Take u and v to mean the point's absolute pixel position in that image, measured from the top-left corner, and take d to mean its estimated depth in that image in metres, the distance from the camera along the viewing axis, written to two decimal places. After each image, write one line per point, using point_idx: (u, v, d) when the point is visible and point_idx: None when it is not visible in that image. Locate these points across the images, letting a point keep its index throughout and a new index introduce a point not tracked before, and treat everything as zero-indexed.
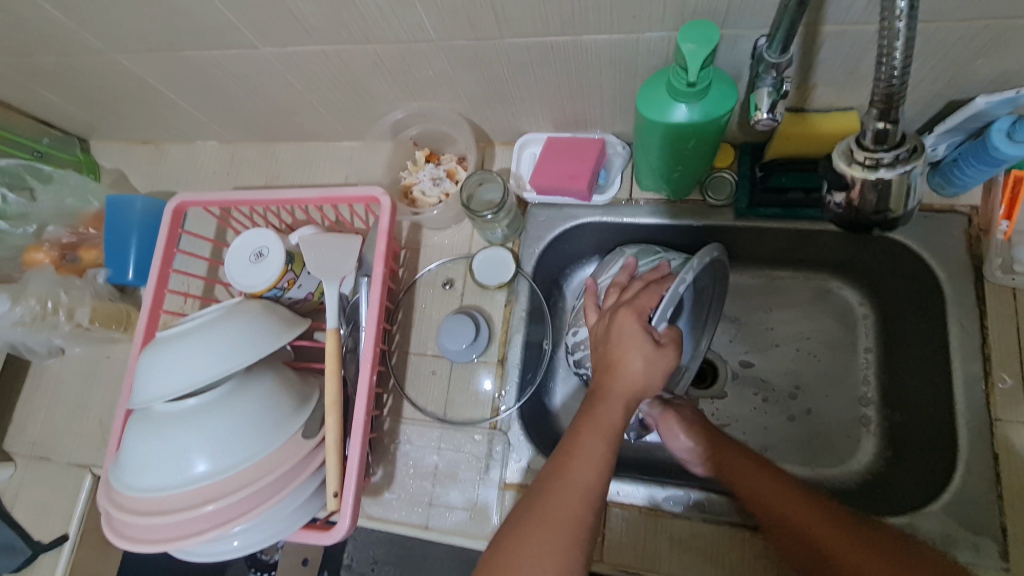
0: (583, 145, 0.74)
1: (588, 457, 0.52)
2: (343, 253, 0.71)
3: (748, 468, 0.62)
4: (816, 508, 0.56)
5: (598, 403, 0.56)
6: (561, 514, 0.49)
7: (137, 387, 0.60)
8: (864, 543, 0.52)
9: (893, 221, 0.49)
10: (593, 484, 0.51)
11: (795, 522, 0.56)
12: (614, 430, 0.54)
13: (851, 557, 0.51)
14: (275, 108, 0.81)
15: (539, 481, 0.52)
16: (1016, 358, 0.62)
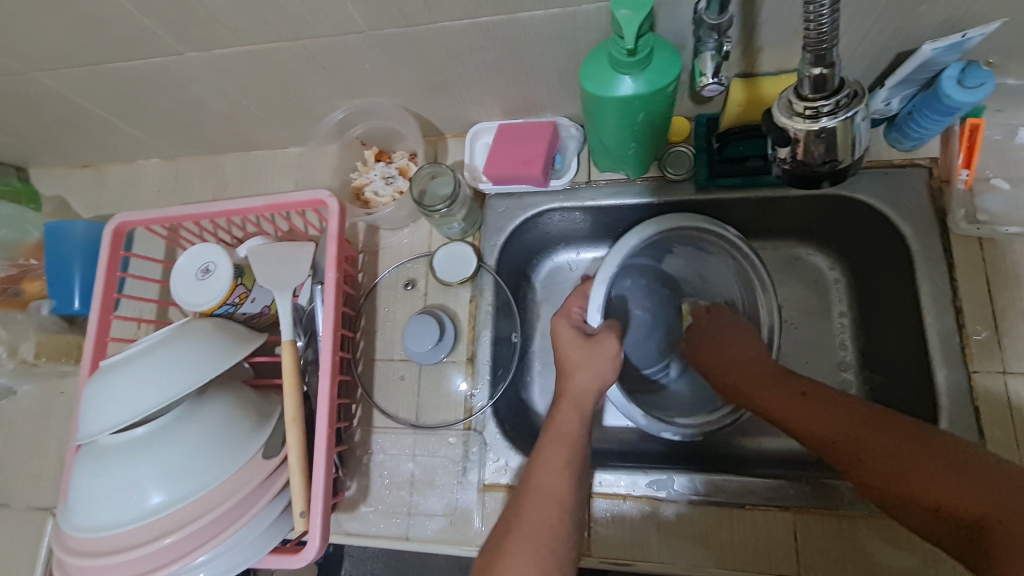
0: (534, 130, 0.72)
1: (552, 467, 0.53)
2: (293, 262, 0.68)
3: (783, 398, 0.59)
4: (874, 426, 0.51)
5: (555, 415, 0.58)
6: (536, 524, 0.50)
7: (81, 421, 0.57)
8: (924, 453, 0.47)
9: (844, 170, 0.48)
10: (562, 490, 0.52)
11: (844, 441, 0.52)
12: (575, 439, 0.56)
13: (911, 479, 0.47)
14: (214, 118, 0.78)
15: (514, 495, 0.53)
16: (988, 308, 0.61)
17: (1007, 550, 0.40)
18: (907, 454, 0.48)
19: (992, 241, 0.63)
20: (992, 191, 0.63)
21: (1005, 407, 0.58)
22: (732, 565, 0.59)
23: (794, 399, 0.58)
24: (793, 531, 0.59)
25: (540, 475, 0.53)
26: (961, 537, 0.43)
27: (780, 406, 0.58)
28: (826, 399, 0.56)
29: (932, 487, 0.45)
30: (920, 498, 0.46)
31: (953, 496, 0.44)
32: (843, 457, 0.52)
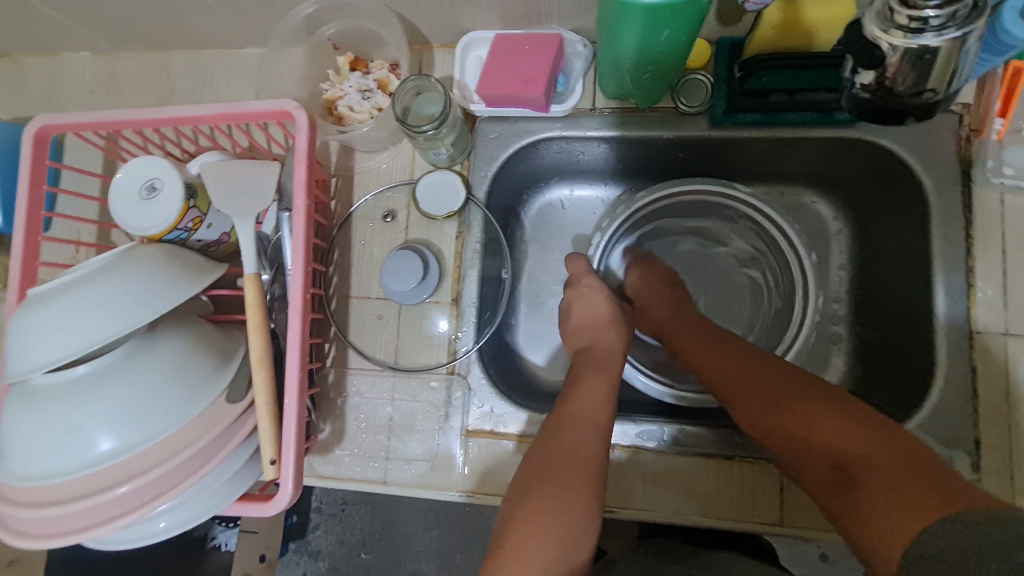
0: (537, 43, 0.62)
1: (575, 437, 0.52)
2: (254, 184, 0.59)
3: (708, 352, 0.60)
4: (778, 404, 0.51)
5: (573, 392, 0.57)
6: (562, 485, 0.49)
7: (9, 357, 0.49)
8: (827, 417, 0.48)
9: (932, 105, 0.48)
10: (586, 457, 0.51)
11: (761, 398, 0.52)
12: (596, 419, 0.54)
13: (799, 421, 0.49)
14: (152, 3, 0.65)
15: (532, 462, 0.52)
16: (999, 267, 0.59)
17: (875, 496, 0.42)
18: (817, 417, 0.48)
19: (1012, 197, 0.60)
20: (1020, 144, 0.60)
21: (1001, 369, 0.58)
22: (717, 515, 0.59)
23: (717, 347, 0.60)
24: (780, 485, 0.59)
25: (572, 431, 0.52)
26: (829, 474, 0.46)
27: (699, 355, 0.61)
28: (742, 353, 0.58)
29: (839, 446, 0.46)
30: (794, 433, 0.49)
31: (834, 446, 0.46)
32: (765, 421, 0.51)
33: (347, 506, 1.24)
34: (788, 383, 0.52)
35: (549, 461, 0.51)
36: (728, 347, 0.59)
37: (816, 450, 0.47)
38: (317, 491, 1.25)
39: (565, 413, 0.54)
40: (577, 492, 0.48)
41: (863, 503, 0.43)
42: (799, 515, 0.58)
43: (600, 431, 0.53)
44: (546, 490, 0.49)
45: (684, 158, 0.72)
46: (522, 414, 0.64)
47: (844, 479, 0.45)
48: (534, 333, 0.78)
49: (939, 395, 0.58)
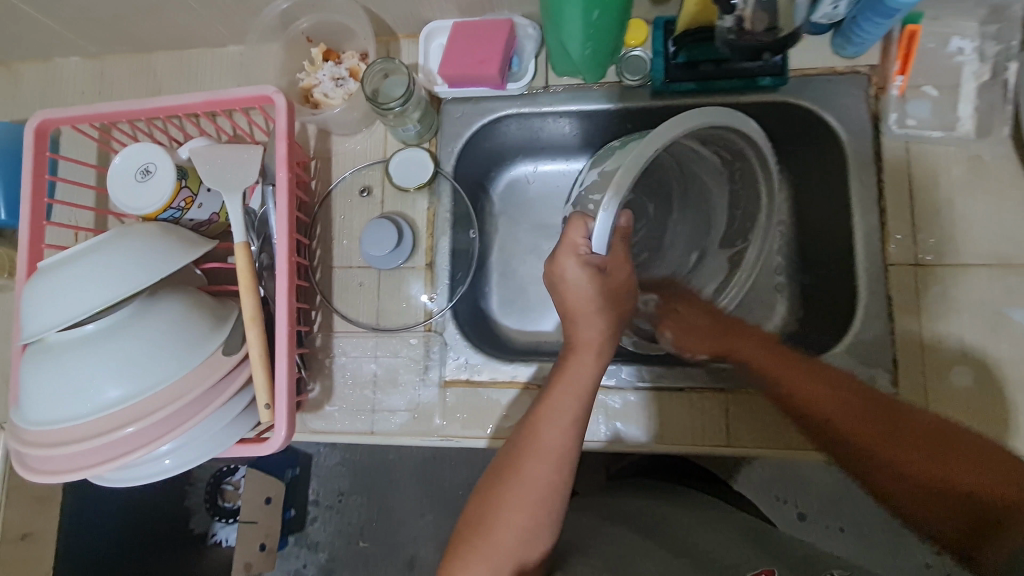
0: (491, 28, 0.69)
1: (558, 416, 0.59)
2: (240, 164, 0.66)
3: (801, 380, 0.59)
4: (934, 440, 0.52)
5: (567, 359, 0.62)
6: (534, 476, 0.57)
7: (27, 317, 0.55)
8: (981, 467, 0.50)
9: (783, 40, 0.65)
10: (562, 447, 0.58)
11: (871, 433, 0.55)
12: (585, 395, 0.60)
13: (941, 466, 0.51)
14: (138, 7, 0.71)
15: (515, 442, 0.60)
16: (910, 206, 0.66)
17: (1011, 530, 0.46)
18: (914, 439, 0.53)
19: (918, 146, 0.67)
20: (922, 97, 0.67)
21: (917, 297, 0.65)
22: (672, 440, 0.66)
23: (802, 370, 0.60)
24: (726, 410, 0.66)
25: (552, 417, 0.59)
26: (974, 515, 0.48)
27: (797, 381, 0.59)
28: (838, 384, 0.58)
29: (966, 471, 0.50)
30: (923, 476, 0.51)
31: (975, 487, 0.49)
32: (858, 452, 0.55)
33: (342, 497, 1.30)
34: (958, 454, 0.51)
35: (527, 439, 0.59)
36: (816, 376, 0.59)
37: (944, 485, 0.50)
38: (314, 485, 1.32)
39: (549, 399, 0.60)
40: (537, 477, 0.57)
41: (991, 546, 0.47)
42: (744, 438, 0.65)
43: (574, 422, 0.59)
44: (526, 468, 0.57)
45: (632, 129, 0.79)
46: (494, 363, 0.71)
47: (979, 521, 0.48)
48: (506, 299, 0.85)
49: (861, 324, 0.65)
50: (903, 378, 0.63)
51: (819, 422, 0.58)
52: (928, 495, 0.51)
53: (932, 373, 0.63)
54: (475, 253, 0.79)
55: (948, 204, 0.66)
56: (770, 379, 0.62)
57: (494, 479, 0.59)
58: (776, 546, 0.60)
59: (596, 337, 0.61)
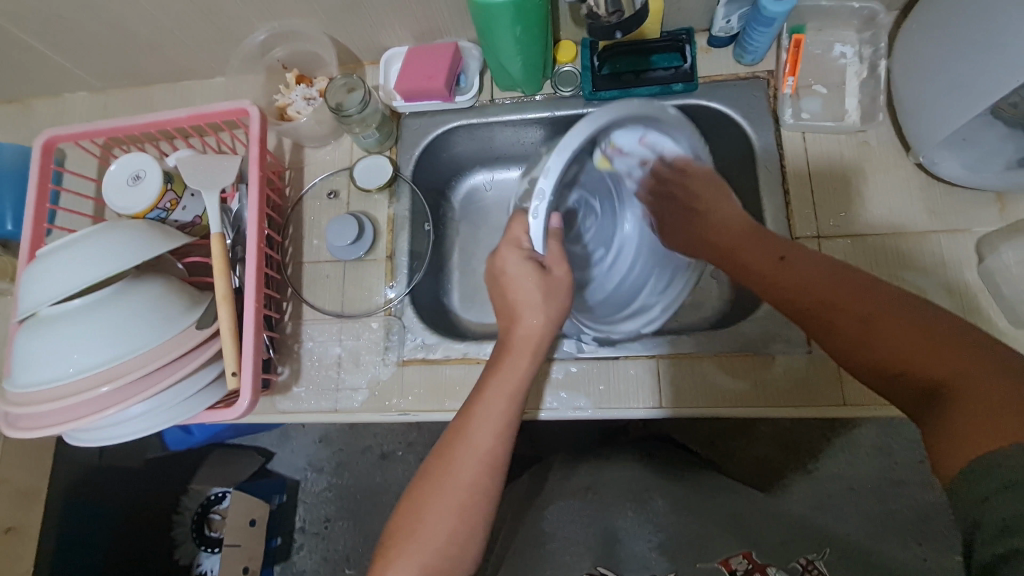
0: (438, 51, 0.80)
1: (486, 413, 0.58)
2: (219, 168, 0.75)
3: (763, 263, 0.60)
4: (885, 321, 0.48)
5: (505, 352, 0.60)
6: (454, 472, 0.55)
7: (25, 294, 0.62)
8: (959, 345, 0.44)
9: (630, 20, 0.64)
10: (492, 445, 0.57)
11: (818, 311, 0.53)
12: (519, 386, 0.59)
13: (878, 330, 0.48)
14: (139, 43, 0.83)
15: (437, 449, 0.58)
16: (810, 187, 0.75)
17: (960, 412, 0.42)
18: (855, 296, 0.51)
19: (813, 135, 0.76)
20: (812, 95, 0.77)
21: (821, 264, 0.72)
22: (609, 404, 0.73)
23: (771, 262, 0.59)
24: (658, 374, 0.72)
25: (476, 422, 0.57)
26: (913, 392, 0.46)
27: (756, 263, 0.61)
28: (804, 269, 0.56)
29: (913, 346, 0.46)
30: (883, 357, 0.48)
31: (911, 357, 0.46)
32: (814, 326, 0.53)
33: (328, 523, 1.37)
34: (894, 311, 0.48)
35: (447, 439, 0.58)
36: (784, 263, 0.58)
37: (866, 355, 0.49)
38: (300, 512, 1.38)
39: (475, 405, 0.58)
40: (462, 470, 0.56)
41: (948, 413, 0.42)
42: (673, 398, 0.71)
43: (505, 428, 0.58)
44: (454, 465, 0.56)
45: None
46: (448, 343, 0.77)
47: (928, 392, 0.45)
48: (466, 296, 0.92)
49: None
50: (813, 337, 0.70)
51: (779, 298, 0.57)
52: (874, 370, 0.49)
53: None
54: (431, 238, 0.86)
55: (842, 184, 0.74)
56: (737, 256, 0.65)
57: (417, 482, 0.57)
58: (756, 534, 0.59)
59: (533, 337, 0.60)
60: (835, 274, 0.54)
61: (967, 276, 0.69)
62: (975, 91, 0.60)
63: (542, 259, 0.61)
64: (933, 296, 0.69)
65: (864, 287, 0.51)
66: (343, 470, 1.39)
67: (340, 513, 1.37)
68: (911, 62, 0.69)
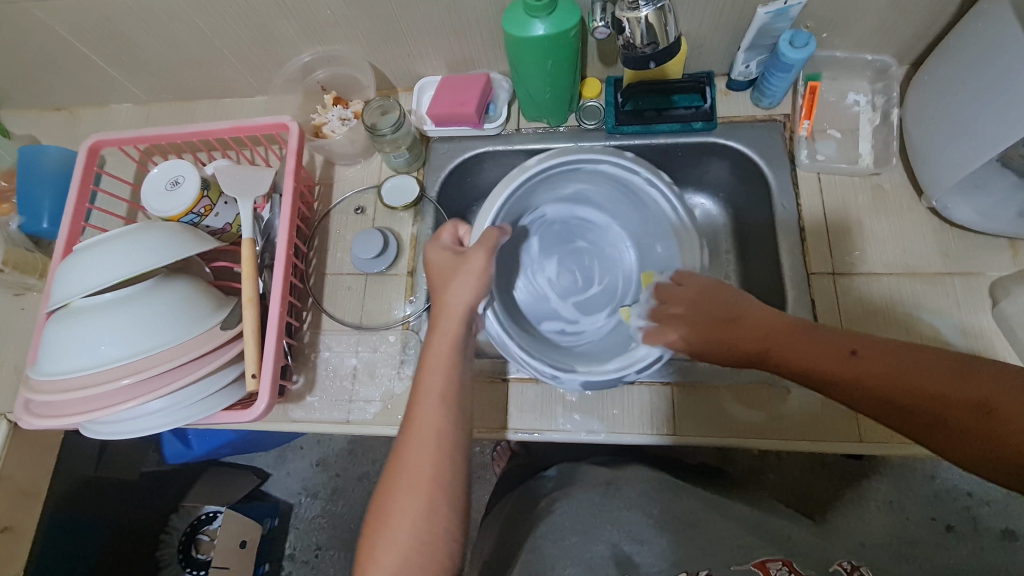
0: (470, 81, 0.85)
1: (424, 426, 0.56)
2: (255, 178, 0.78)
3: (817, 353, 0.53)
4: (982, 411, 0.45)
5: (425, 365, 0.60)
6: (405, 496, 0.53)
7: (59, 285, 0.64)
8: (998, 382, 0.46)
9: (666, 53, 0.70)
10: (428, 463, 0.55)
11: (898, 396, 0.49)
12: (441, 394, 0.58)
13: (1002, 427, 0.44)
14: (188, 61, 0.87)
15: (384, 481, 0.56)
16: (824, 225, 0.77)
17: None
18: (958, 401, 0.46)
19: (828, 176, 0.79)
20: (827, 139, 0.80)
21: (836, 299, 0.73)
22: (621, 429, 0.72)
23: (823, 348, 0.53)
24: (672, 401, 0.72)
25: (416, 442, 0.55)
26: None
27: (806, 358, 0.54)
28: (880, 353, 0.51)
29: None
30: (986, 423, 0.45)
31: (1007, 435, 0.44)
32: (901, 420, 0.50)
33: (319, 552, 1.33)
34: (1021, 397, 0.45)
35: (392, 468, 0.56)
36: (817, 343, 0.54)
37: (995, 445, 0.45)
38: (292, 539, 1.35)
39: (412, 421, 0.57)
40: (410, 497, 0.53)
41: None
42: (686, 426, 0.71)
43: (444, 425, 0.56)
44: (447, 480, 0.55)
45: None
46: None
47: None
48: None
49: None
50: None
51: (857, 403, 0.51)
52: (1001, 470, 0.45)
53: None
54: None
55: (856, 224, 0.77)
56: (772, 355, 0.57)
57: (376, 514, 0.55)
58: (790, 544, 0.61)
59: (444, 341, 0.60)
60: (903, 360, 0.50)
61: (981, 319, 0.70)
62: (985, 139, 0.63)
63: (459, 266, 0.63)
64: (948, 336, 0.70)
65: (936, 402, 0.47)
66: (338, 496, 1.36)
67: (332, 540, 1.34)
68: (924, 109, 0.72)
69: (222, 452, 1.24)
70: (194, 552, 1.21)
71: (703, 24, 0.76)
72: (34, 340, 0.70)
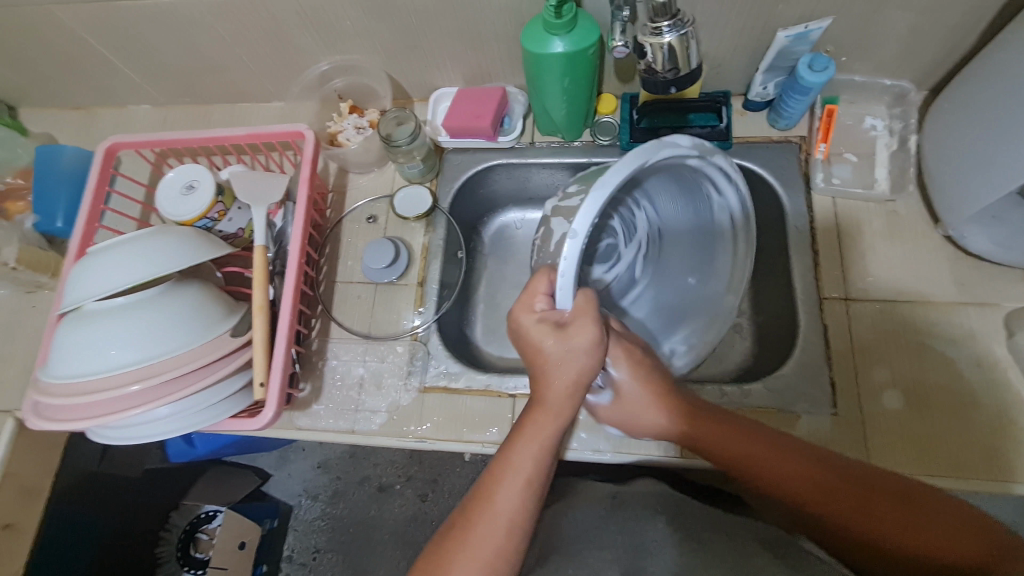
0: (486, 94, 0.85)
1: (519, 468, 0.55)
2: (269, 185, 0.79)
3: (764, 451, 0.60)
4: (899, 508, 0.53)
5: (535, 409, 0.57)
6: (477, 542, 0.52)
7: (72, 287, 0.64)
8: (941, 509, 0.52)
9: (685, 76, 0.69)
10: (517, 506, 0.54)
11: (827, 498, 0.55)
12: (548, 441, 0.56)
13: (915, 531, 0.51)
14: (207, 65, 0.88)
15: (457, 517, 0.55)
16: (838, 249, 0.76)
17: None
18: (899, 513, 0.53)
19: (843, 201, 0.79)
20: (843, 163, 0.80)
21: (849, 325, 0.73)
22: (627, 449, 0.72)
23: (771, 452, 0.60)
24: None
25: (502, 481, 0.54)
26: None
27: (758, 459, 0.59)
28: (807, 459, 0.58)
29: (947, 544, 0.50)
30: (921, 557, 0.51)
31: (923, 542, 0.51)
32: (829, 528, 0.55)
33: (318, 556, 1.33)
34: (934, 510, 0.52)
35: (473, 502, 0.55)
36: (783, 454, 0.59)
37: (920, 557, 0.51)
38: (291, 542, 1.34)
39: (502, 463, 0.56)
40: (483, 543, 0.52)
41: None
42: (694, 449, 0.71)
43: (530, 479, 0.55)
44: (478, 523, 0.53)
45: None
46: (472, 373, 0.77)
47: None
48: (489, 329, 0.92)
49: (802, 347, 0.72)
50: (840, 399, 0.69)
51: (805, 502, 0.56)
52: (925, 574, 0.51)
53: (866, 395, 0.69)
54: (463, 265, 0.88)
55: (871, 249, 0.76)
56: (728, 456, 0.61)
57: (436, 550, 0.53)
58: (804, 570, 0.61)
59: (560, 390, 0.56)
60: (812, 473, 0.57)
61: (996, 350, 0.69)
62: (1005, 170, 0.62)
63: (558, 316, 0.56)
64: (961, 367, 0.69)
65: (870, 498, 0.54)
66: (339, 500, 1.36)
67: (331, 544, 1.33)
68: (943, 136, 0.71)
69: (225, 452, 1.24)
70: (193, 552, 1.21)
71: (721, 44, 0.75)
72: (44, 340, 0.70)
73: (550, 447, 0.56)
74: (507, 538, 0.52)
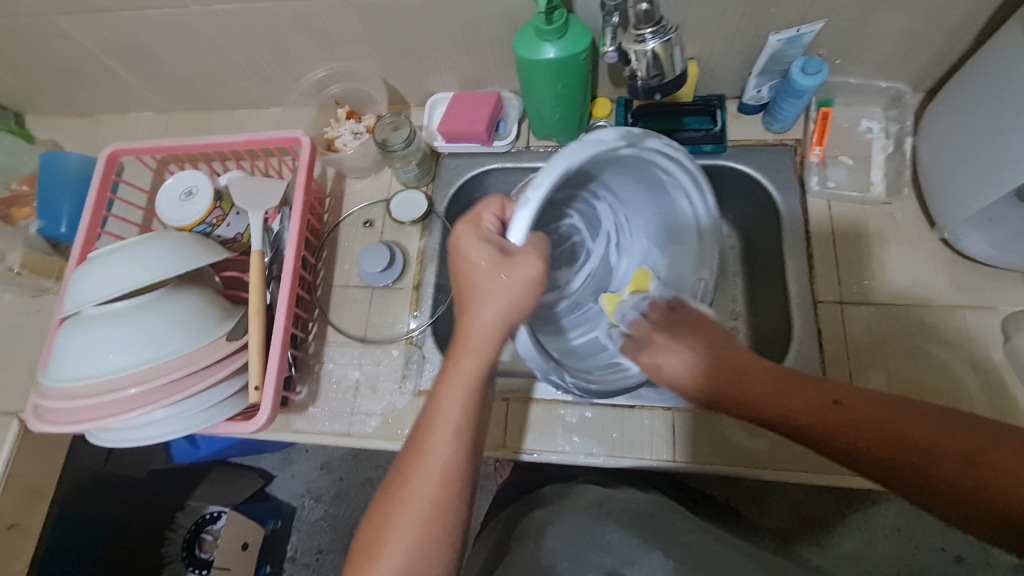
0: (480, 99, 0.86)
1: (433, 458, 0.52)
2: (266, 191, 0.80)
3: (782, 392, 0.51)
4: (936, 438, 0.45)
5: (450, 378, 0.54)
6: (403, 522, 0.50)
7: (71, 292, 0.65)
8: (995, 439, 0.43)
9: (671, 83, 0.68)
10: (436, 489, 0.51)
11: (852, 424, 0.47)
12: (460, 415, 0.53)
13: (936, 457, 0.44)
14: (207, 73, 0.89)
15: (385, 488, 0.53)
16: (832, 252, 0.76)
17: None
18: (925, 439, 0.45)
19: (838, 204, 0.78)
20: (839, 166, 0.80)
21: (843, 328, 0.72)
22: (620, 453, 0.72)
23: (784, 380, 0.51)
24: (672, 426, 0.72)
25: (417, 468, 0.52)
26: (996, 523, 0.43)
27: (775, 398, 0.51)
28: (842, 394, 0.49)
29: (994, 468, 0.43)
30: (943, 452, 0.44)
31: (962, 469, 0.43)
32: (855, 447, 0.47)
33: (320, 556, 1.34)
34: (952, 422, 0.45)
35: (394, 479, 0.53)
36: (793, 383, 0.51)
37: (956, 481, 0.44)
38: (293, 542, 1.35)
39: (416, 452, 0.52)
40: (404, 522, 0.50)
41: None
42: (686, 453, 0.71)
43: (460, 428, 0.53)
44: (401, 505, 0.51)
45: None
46: None
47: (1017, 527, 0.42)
48: None
49: (796, 351, 0.72)
50: None
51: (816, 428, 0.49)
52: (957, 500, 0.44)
53: None
54: None
55: (866, 252, 0.76)
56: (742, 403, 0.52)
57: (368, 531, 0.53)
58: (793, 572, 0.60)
59: (483, 348, 0.54)
60: (863, 402, 0.48)
61: (992, 354, 0.68)
62: (999, 173, 0.62)
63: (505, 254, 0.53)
64: (957, 371, 0.68)
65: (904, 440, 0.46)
66: (341, 501, 1.37)
67: (333, 545, 1.34)
68: (939, 138, 0.71)
69: (227, 453, 1.25)
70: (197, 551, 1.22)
71: (714, 48, 0.76)
72: (46, 345, 0.71)
73: (469, 418, 0.53)
74: (427, 524, 0.50)
